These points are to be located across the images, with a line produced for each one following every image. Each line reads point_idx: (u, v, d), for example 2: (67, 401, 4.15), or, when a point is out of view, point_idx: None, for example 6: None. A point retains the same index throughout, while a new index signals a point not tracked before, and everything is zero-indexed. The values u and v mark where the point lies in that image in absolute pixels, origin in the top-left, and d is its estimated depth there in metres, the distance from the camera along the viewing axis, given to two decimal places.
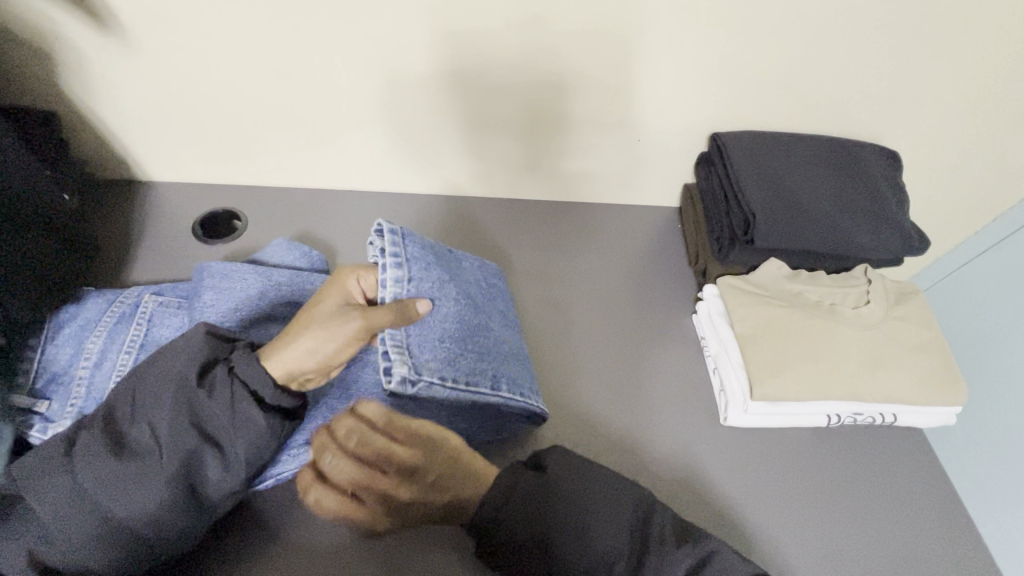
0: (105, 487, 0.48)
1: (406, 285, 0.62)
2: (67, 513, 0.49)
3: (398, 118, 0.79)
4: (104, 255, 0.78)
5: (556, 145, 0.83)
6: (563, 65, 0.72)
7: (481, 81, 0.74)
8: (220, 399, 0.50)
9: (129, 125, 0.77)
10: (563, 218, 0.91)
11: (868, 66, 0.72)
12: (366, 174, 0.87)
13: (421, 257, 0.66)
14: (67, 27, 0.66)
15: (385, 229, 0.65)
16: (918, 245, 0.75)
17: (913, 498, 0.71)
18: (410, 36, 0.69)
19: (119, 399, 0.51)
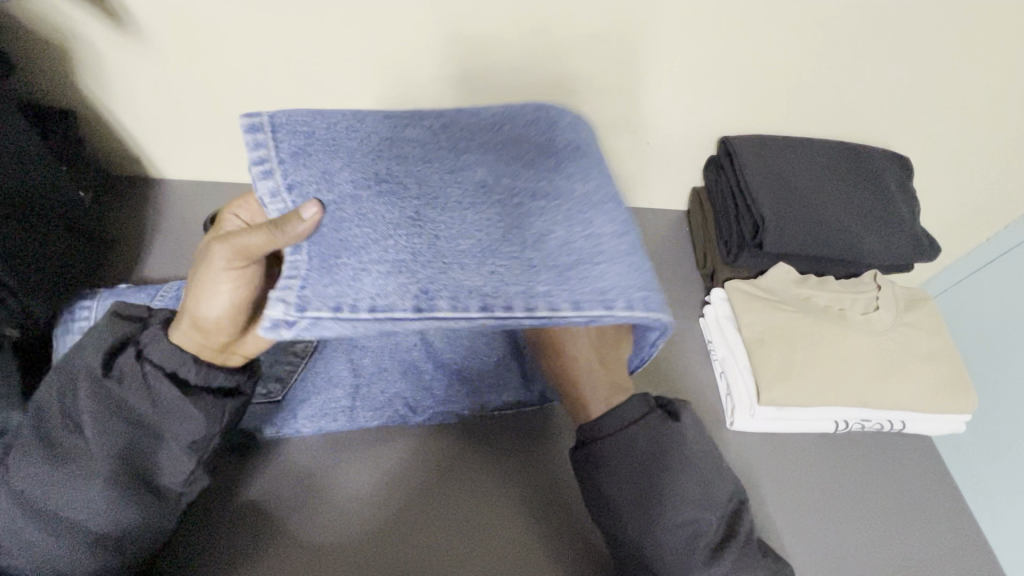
0: (46, 492, 0.48)
1: (287, 197, 0.42)
2: (17, 526, 0.48)
3: (410, 119, 0.79)
4: (115, 251, 0.79)
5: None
6: (575, 69, 0.73)
7: (494, 83, 0.75)
8: (139, 381, 0.50)
9: (143, 122, 0.78)
10: None
11: (882, 72, 0.72)
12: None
13: (309, 142, 0.43)
14: (85, 26, 0.66)
15: (248, 122, 0.44)
16: (928, 252, 0.75)
17: (921, 506, 0.71)
18: (423, 39, 0.69)
19: (41, 409, 0.50)
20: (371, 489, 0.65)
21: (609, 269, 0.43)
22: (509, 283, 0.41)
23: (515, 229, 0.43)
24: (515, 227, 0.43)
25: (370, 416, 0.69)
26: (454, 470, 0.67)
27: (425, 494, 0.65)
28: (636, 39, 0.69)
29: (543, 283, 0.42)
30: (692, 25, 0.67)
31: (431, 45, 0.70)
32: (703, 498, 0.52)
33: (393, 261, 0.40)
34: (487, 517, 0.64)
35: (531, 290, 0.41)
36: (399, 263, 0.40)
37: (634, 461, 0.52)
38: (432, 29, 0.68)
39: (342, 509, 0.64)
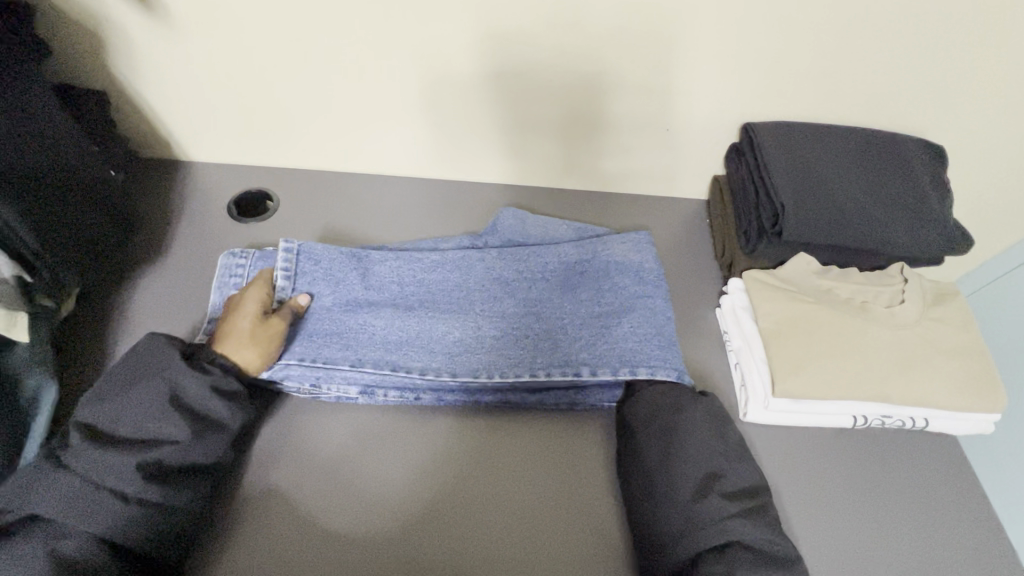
0: (96, 474, 0.52)
1: (293, 279, 0.71)
2: (62, 506, 0.50)
3: (427, 108, 0.79)
4: (143, 231, 0.81)
5: (585, 134, 0.82)
6: (594, 57, 0.72)
7: (513, 70, 0.74)
8: (199, 375, 0.59)
9: (170, 106, 0.80)
10: (589, 206, 0.90)
11: (916, 59, 0.69)
12: (394, 161, 0.88)
13: (331, 270, 0.72)
14: (117, 12, 0.68)
15: (285, 247, 0.71)
16: (960, 246, 0.72)
17: (944, 508, 0.68)
18: (442, 27, 0.70)
19: (94, 409, 0.56)
20: (387, 466, 0.64)
21: (550, 352, 0.69)
22: (462, 360, 0.68)
23: (486, 323, 0.71)
24: (488, 331, 0.71)
25: (392, 396, 0.68)
26: (470, 447, 0.66)
27: (442, 471, 0.65)
28: (656, 24, 0.68)
29: (493, 359, 0.68)
30: (715, 8, 0.66)
31: (450, 30, 0.70)
32: (727, 450, 0.60)
33: (348, 342, 0.68)
34: (502, 497, 0.63)
35: (530, 364, 0.68)
36: (340, 338, 0.69)
37: (647, 433, 0.62)
38: (451, 17, 0.68)
39: (354, 483, 0.63)
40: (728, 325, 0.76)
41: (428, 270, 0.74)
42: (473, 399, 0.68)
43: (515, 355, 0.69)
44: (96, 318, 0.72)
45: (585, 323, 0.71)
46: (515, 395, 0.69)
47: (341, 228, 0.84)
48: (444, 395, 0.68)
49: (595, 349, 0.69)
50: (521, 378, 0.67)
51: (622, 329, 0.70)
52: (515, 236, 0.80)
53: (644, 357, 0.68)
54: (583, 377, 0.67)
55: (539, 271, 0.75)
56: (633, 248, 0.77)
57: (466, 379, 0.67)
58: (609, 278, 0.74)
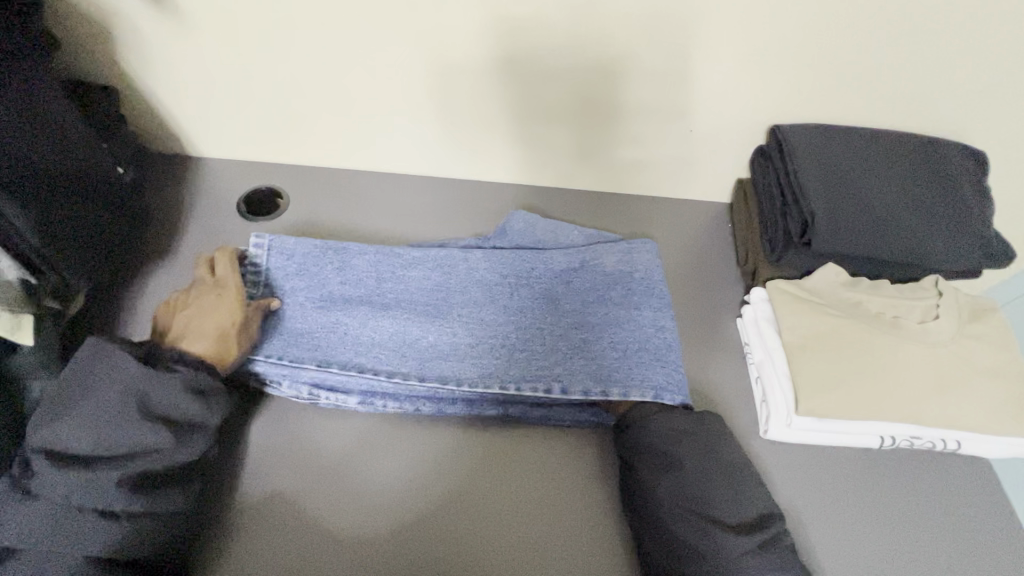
0: (68, 491, 0.50)
1: (264, 270, 0.70)
2: (38, 526, 0.49)
3: (441, 104, 0.77)
4: (151, 229, 0.80)
5: (606, 131, 0.79)
6: (614, 52, 0.69)
7: (528, 65, 0.72)
8: (163, 379, 0.55)
9: (181, 101, 0.79)
10: (608, 207, 0.87)
11: (958, 58, 0.65)
12: (408, 158, 0.86)
13: (305, 265, 0.71)
14: (127, 7, 0.67)
15: (256, 242, 0.70)
16: (999, 259, 0.68)
17: (975, 535, 0.65)
18: (457, 20, 0.67)
19: (51, 428, 0.52)
20: (388, 479, 0.63)
21: (524, 364, 0.67)
22: (432, 367, 0.66)
23: (462, 330, 0.69)
24: (462, 338, 0.68)
25: (391, 407, 0.66)
26: (475, 462, 0.64)
27: (445, 489, 0.62)
28: (680, 19, 0.65)
29: (465, 369, 0.66)
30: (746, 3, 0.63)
31: (470, 23, 0.68)
32: (730, 480, 0.57)
33: (320, 343, 0.67)
34: (506, 514, 0.61)
35: (503, 375, 0.66)
36: (309, 336, 0.67)
37: (644, 446, 0.60)
38: (466, 9, 0.66)
39: (354, 496, 0.61)
40: (750, 335, 0.73)
41: (408, 267, 0.72)
42: (475, 411, 0.66)
43: (487, 365, 0.66)
44: (102, 319, 0.71)
45: (565, 334, 0.69)
46: (514, 409, 0.66)
47: (351, 228, 0.83)
48: (443, 406, 0.66)
49: (571, 362, 0.67)
50: (490, 391, 0.64)
51: (605, 352, 0.68)
52: (523, 241, 0.77)
53: (619, 376, 0.66)
54: (553, 395, 0.65)
55: (526, 275, 0.72)
56: (619, 249, 0.75)
57: (435, 386, 0.65)
58: (598, 289, 0.72)
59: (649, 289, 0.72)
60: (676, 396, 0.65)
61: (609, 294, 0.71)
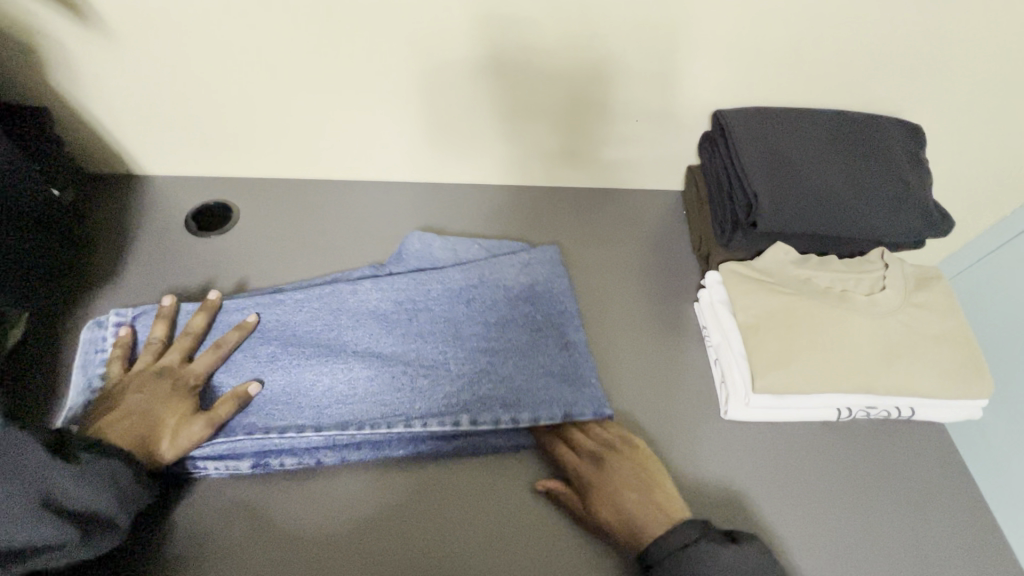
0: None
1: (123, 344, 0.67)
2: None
3: (434, 116, 0.77)
4: (96, 252, 0.78)
5: (554, 129, 0.79)
6: (599, 53, 0.70)
7: (514, 70, 0.72)
8: (81, 475, 0.51)
9: (118, 120, 0.77)
10: (597, 203, 0.88)
11: (883, 35, 0.67)
12: (374, 167, 0.85)
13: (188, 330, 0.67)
14: (51, 24, 0.65)
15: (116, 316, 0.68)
16: (939, 227, 0.70)
17: (934, 498, 0.67)
18: (443, 26, 0.67)
19: None
20: (352, 482, 0.62)
21: (430, 397, 0.64)
22: (330, 412, 0.62)
23: (361, 366, 0.66)
24: (361, 376, 0.65)
25: (289, 463, 0.62)
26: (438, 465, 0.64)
27: (415, 489, 0.62)
28: (663, 24, 0.67)
29: (367, 410, 0.63)
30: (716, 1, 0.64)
31: (463, 32, 0.68)
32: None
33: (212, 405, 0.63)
34: (477, 508, 0.61)
35: (404, 411, 0.63)
36: None
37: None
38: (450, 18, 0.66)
39: (321, 501, 0.61)
40: (709, 317, 0.73)
41: (294, 311, 0.70)
42: (383, 453, 0.63)
43: (390, 401, 0.63)
44: (48, 348, 0.69)
45: (469, 361, 0.67)
46: (427, 445, 0.64)
47: (305, 240, 0.82)
48: (349, 454, 0.63)
49: (477, 388, 0.65)
50: (395, 429, 0.61)
51: (508, 372, 0.67)
52: (421, 260, 0.77)
53: (526, 401, 0.65)
54: (462, 426, 0.62)
55: (421, 299, 0.71)
56: (545, 257, 0.77)
57: (333, 433, 0.61)
58: (499, 306, 0.72)
59: (553, 304, 0.73)
60: (589, 408, 0.65)
61: (506, 315, 0.71)
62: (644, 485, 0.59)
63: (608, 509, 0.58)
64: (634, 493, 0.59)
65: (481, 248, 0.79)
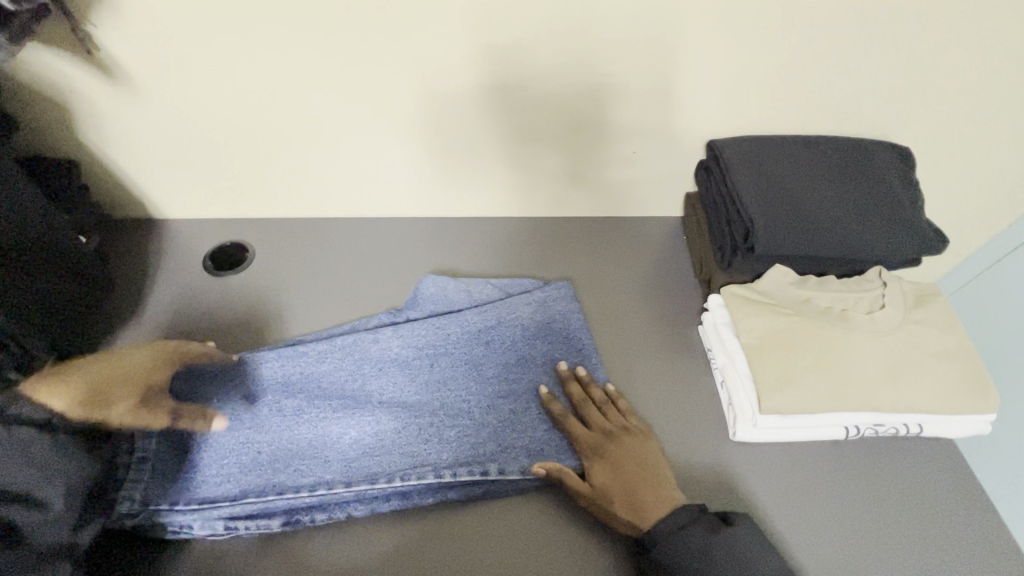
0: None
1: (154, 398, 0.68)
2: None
3: (441, 147, 0.80)
4: (117, 296, 0.81)
5: (557, 154, 0.82)
6: (599, 81, 0.73)
7: (516, 99, 0.75)
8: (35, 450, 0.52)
9: (139, 167, 0.81)
10: (600, 231, 0.90)
11: (864, 63, 0.71)
12: (383, 202, 0.88)
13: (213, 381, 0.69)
14: (81, 83, 0.70)
15: None
16: (935, 245, 0.72)
17: (948, 514, 0.67)
18: (444, 56, 0.70)
19: None
20: (370, 533, 0.62)
21: (457, 448, 0.65)
22: (361, 466, 0.63)
23: (387, 417, 0.67)
24: (387, 427, 0.66)
25: (318, 518, 0.62)
26: (459, 517, 0.63)
27: (434, 538, 0.62)
28: (655, 52, 0.70)
29: (394, 462, 0.64)
30: (702, 36, 0.68)
31: (466, 62, 0.71)
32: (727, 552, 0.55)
33: (212, 449, 0.64)
34: (493, 555, 0.60)
35: (433, 461, 0.64)
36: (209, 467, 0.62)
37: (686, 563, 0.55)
38: (452, 54, 0.70)
39: (338, 551, 0.61)
40: (714, 340, 0.75)
41: (317, 361, 0.71)
42: (411, 502, 0.63)
43: (418, 452, 0.65)
44: None
45: (494, 408, 0.69)
46: (455, 491, 0.64)
47: (319, 275, 0.85)
48: (377, 505, 0.63)
49: (502, 439, 0.66)
50: (424, 480, 0.62)
51: (533, 416, 0.69)
52: (437, 304, 0.78)
53: (552, 450, 0.66)
54: (490, 476, 0.63)
55: (442, 343, 0.73)
56: (562, 296, 0.79)
57: (364, 487, 0.62)
58: (518, 349, 0.74)
59: (573, 347, 0.75)
60: None
61: (527, 357, 0.73)
62: (647, 476, 0.62)
63: (619, 497, 0.61)
64: (644, 477, 0.62)
65: (493, 289, 0.81)
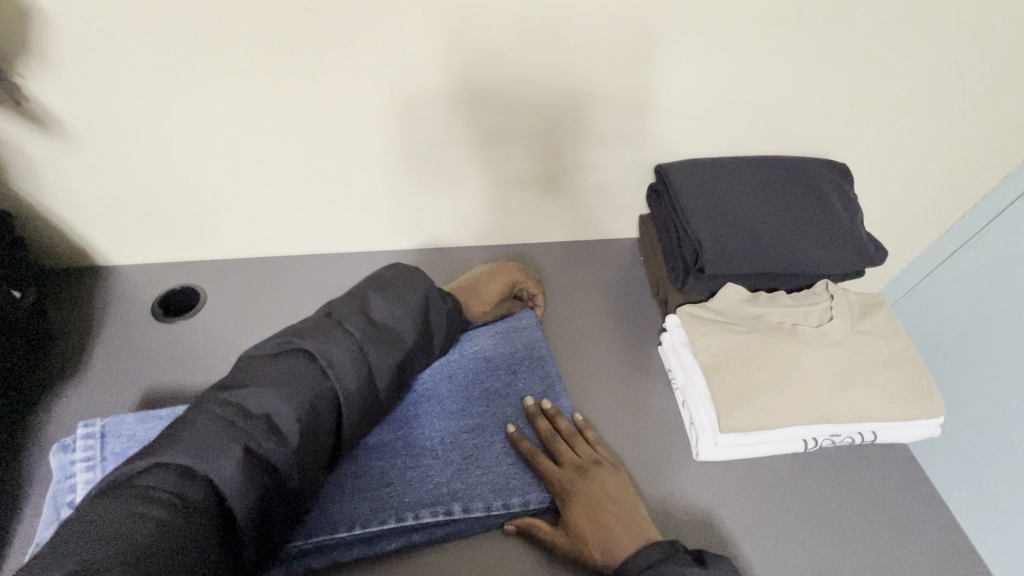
0: (294, 390, 0.50)
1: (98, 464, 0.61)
2: (339, 367, 0.53)
3: (408, 166, 0.79)
4: (58, 351, 0.77)
5: (528, 163, 0.82)
6: (566, 92, 0.73)
7: (488, 108, 0.74)
8: (386, 306, 0.60)
9: (83, 214, 0.78)
10: (556, 254, 0.92)
11: (796, 85, 0.74)
12: (345, 232, 0.87)
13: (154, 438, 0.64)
14: (15, 134, 0.68)
15: (86, 431, 0.63)
16: (874, 256, 0.75)
17: (905, 518, 0.69)
18: (412, 62, 0.68)
19: (244, 391, 0.49)
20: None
21: (421, 488, 0.63)
22: (319, 514, 0.61)
23: (347, 461, 0.65)
24: (348, 472, 0.64)
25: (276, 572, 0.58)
26: (421, 562, 0.61)
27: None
28: (626, 58, 0.70)
29: (356, 507, 0.61)
30: (643, 59, 0.71)
31: (433, 73, 0.70)
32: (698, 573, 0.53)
33: None
34: None
35: (396, 504, 0.62)
36: None
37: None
38: (401, 75, 0.69)
39: None
40: (674, 361, 0.75)
41: None
42: (376, 551, 0.60)
43: (381, 496, 0.62)
44: (14, 454, 0.68)
45: (457, 444, 0.67)
46: (419, 534, 0.61)
47: (275, 316, 0.83)
48: (339, 555, 0.60)
49: (466, 476, 0.65)
50: (387, 525, 0.60)
51: (496, 452, 0.67)
52: None
53: (517, 484, 0.65)
54: (455, 516, 0.61)
55: None
56: (528, 325, 0.79)
57: (323, 537, 0.59)
58: (481, 381, 0.73)
59: (536, 375, 0.74)
60: None
61: (491, 389, 0.72)
62: (620, 510, 0.60)
63: (591, 530, 0.59)
64: (617, 510, 0.60)
65: None
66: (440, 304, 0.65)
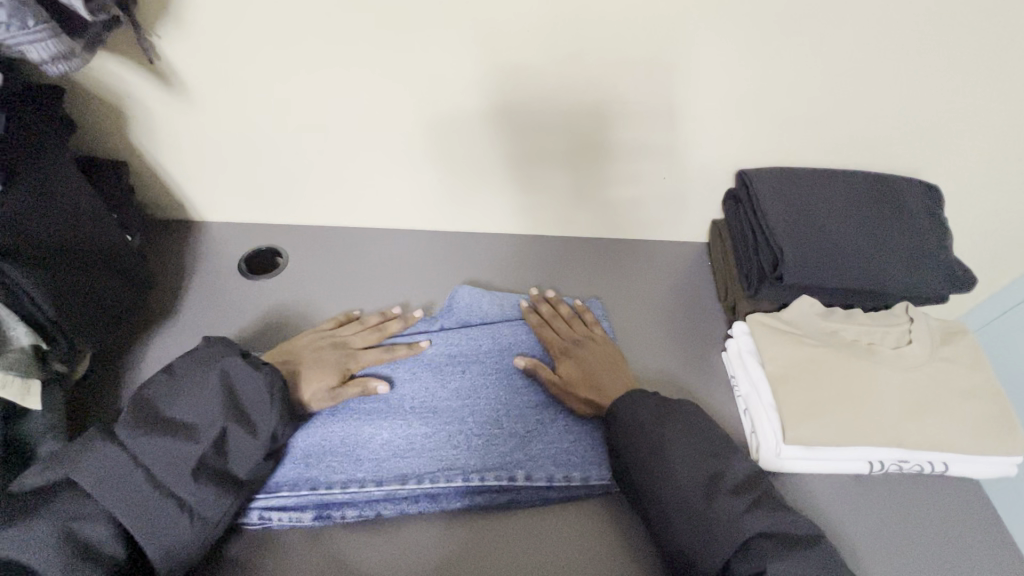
0: (52, 527, 0.50)
1: None
2: (119, 493, 0.53)
3: (467, 157, 0.81)
4: (156, 294, 0.83)
5: (566, 168, 0.82)
6: (593, 96, 0.73)
7: (522, 113, 0.76)
8: (195, 387, 0.59)
9: (184, 170, 0.83)
10: (619, 253, 0.91)
11: (895, 102, 0.72)
12: (410, 213, 0.90)
13: None
14: (140, 89, 0.73)
15: None
16: (962, 283, 0.72)
17: (976, 552, 0.66)
18: (485, 57, 0.69)
19: None
20: (406, 531, 0.62)
21: (485, 453, 0.66)
22: (390, 467, 0.64)
23: (416, 421, 0.68)
24: (417, 431, 0.67)
25: (349, 515, 0.62)
26: (486, 522, 0.63)
27: (475, 538, 0.61)
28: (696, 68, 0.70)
29: (424, 463, 0.65)
30: (735, 66, 0.69)
31: (473, 78, 0.72)
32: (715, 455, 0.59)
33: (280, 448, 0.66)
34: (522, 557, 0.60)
35: (462, 466, 0.64)
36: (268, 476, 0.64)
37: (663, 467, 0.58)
38: (459, 69, 0.71)
39: (382, 542, 0.61)
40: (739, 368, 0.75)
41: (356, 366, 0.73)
42: (440, 507, 0.63)
43: (447, 457, 0.65)
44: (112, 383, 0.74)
45: (521, 418, 0.69)
46: (481, 497, 0.64)
47: (347, 283, 0.86)
48: (407, 506, 0.63)
49: (528, 447, 0.66)
50: (452, 483, 0.63)
51: (560, 430, 0.68)
52: (469, 314, 0.78)
53: (578, 460, 0.66)
54: (517, 482, 0.64)
55: (472, 352, 0.74)
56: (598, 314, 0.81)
57: (393, 487, 0.63)
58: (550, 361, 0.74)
59: None
60: None
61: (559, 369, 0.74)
62: (606, 363, 0.72)
63: (583, 384, 0.70)
64: (605, 366, 0.72)
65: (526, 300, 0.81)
66: (248, 374, 0.61)
